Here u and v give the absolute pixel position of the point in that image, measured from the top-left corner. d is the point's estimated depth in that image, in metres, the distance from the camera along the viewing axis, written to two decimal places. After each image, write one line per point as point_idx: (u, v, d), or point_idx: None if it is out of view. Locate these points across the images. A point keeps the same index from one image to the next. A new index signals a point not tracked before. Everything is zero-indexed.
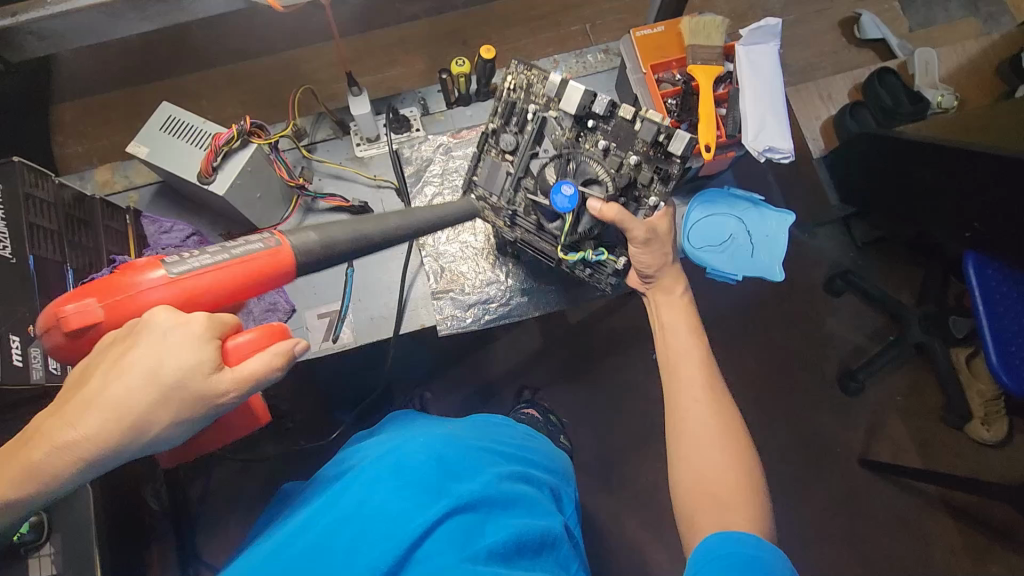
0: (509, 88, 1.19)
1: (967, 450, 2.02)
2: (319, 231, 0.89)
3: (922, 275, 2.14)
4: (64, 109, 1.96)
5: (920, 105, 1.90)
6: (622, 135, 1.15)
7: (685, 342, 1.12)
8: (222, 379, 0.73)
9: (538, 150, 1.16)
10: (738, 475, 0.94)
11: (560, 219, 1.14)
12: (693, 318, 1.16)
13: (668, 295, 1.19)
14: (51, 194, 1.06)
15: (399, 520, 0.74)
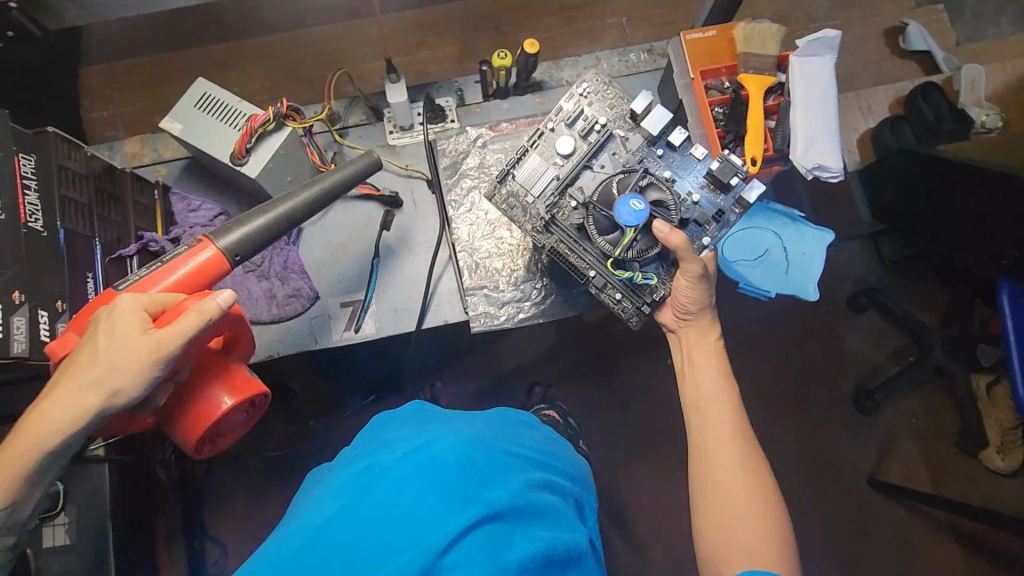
0: (579, 97, 1.19)
1: (979, 478, 1.99)
2: (239, 227, 1.00)
3: (948, 297, 2.09)
4: (92, 72, 1.95)
5: (963, 124, 1.84)
6: (686, 170, 1.15)
7: (715, 386, 1.12)
8: (153, 338, 0.85)
9: (594, 162, 1.16)
10: (758, 516, 0.95)
11: (616, 233, 1.11)
12: (720, 360, 1.17)
13: (699, 335, 1.20)
14: (83, 167, 1.05)
15: (432, 525, 0.75)
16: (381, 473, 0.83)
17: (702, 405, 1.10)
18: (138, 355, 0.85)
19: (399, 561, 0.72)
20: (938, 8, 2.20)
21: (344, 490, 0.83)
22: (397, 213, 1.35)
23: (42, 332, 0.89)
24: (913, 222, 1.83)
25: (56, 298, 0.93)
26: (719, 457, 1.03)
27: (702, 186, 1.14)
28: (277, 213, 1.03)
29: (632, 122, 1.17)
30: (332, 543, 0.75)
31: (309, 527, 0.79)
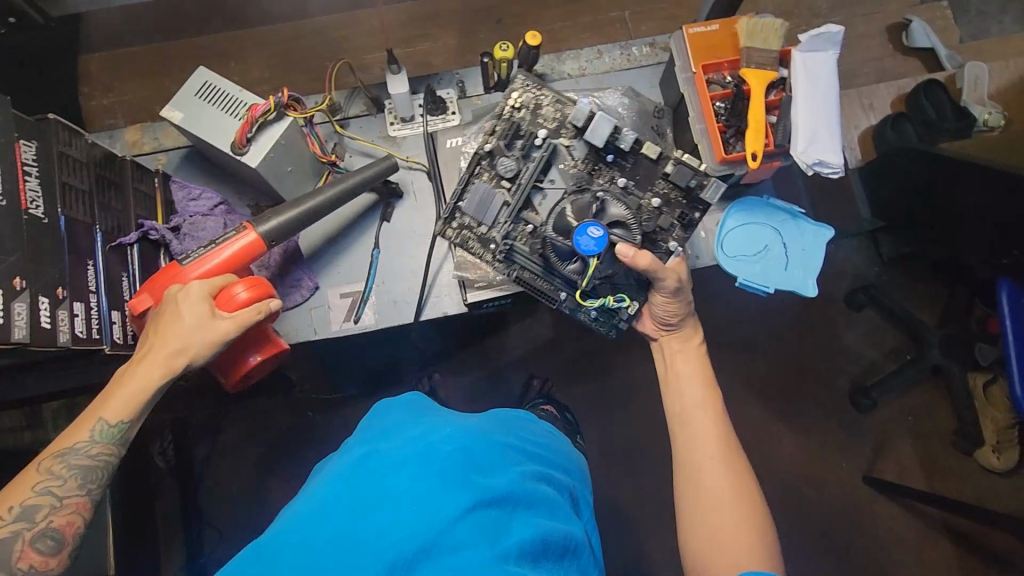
0: (512, 106, 1.18)
1: (974, 476, 2.01)
2: (276, 217, 1.15)
3: (946, 295, 2.09)
4: (92, 60, 1.94)
5: (964, 123, 1.84)
6: (641, 174, 1.17)
7: (699, 395, 1.14)
8: (224, 323, 1.04)
9: (544, 179, 1.17)
10: (743, 519, 0.98)
11: (578, 261, 1.12)
12: (703, 367, 1.20)
13: (682, 343, 1.23)
14: (83, 154, 1.05)
15: (431, 508, 0.77)
16: (381, 460, 0.84)
17: (688, 410, 1.12)
18: (211, 338, 1.03)
19: (399, 539, 0.73)
20: (942, 6, 2.19)
21: (341, 476, 0.84)
22: (397, 205, 1.35)
23: (43, 318, 0.89)
24: (914, 220, 1.83)
25: (56, 284, 0.93)
26: (705, 461, 1.05)
27: (661, 190, 1.16)
28: (307, 205, 1.17)
29: (572, 131, 1.17)
30: (329, 527, 0.76)
31: (306, 512, 0.80)
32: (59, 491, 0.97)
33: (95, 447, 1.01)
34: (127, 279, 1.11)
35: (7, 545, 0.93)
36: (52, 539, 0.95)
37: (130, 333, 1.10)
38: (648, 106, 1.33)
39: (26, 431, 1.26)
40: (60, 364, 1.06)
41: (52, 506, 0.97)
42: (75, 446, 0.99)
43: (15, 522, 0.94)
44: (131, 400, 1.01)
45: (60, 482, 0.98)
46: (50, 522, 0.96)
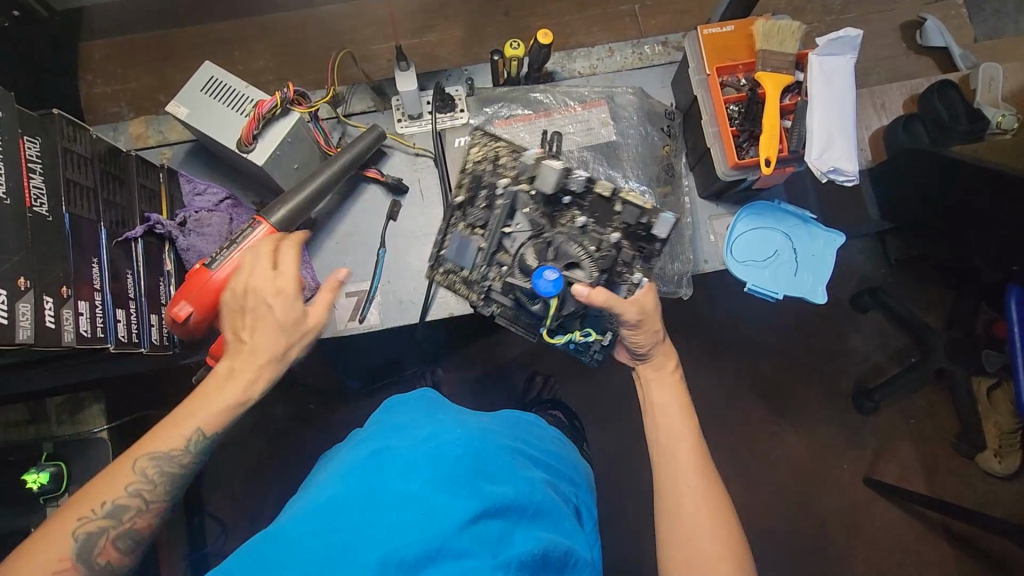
0: (475, 159, 1.16)
1: (974, 480, 2.01)
2: (286, 206, 1.15)
3: (952, 298, 2.07)
4: (96, 46, 1.91)
5: (978, 125, 1.81)
6: (600, 211, 1.13)
7: (677, 422, 1.10)
8: (314, 313, 1.06)
9: (510, 225, 1.12)
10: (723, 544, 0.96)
11: (543, 300, 1.10)
12: (681, 396, 1.14)
13: (658, 369, 1.18)
14: (88, 150, 1.04)
15: (440, 514, 0.77)
16: (391, 459, 0.85)
17: (669, 444, 1.07)
18: (306, 328, 1.05)
19: (408, 539, 0.74)
20: (957, 4, 2.16)
21: (351, 474, 0.85)
22: (403, 201, 1.34)
23: (48, 318, 0.88)
24: (924, 223, 1.81)
25: (61, 283, 0.91)
26: (688, 486, 1.01)
27: (618, 226, 1.12)
28: (315, 186, 1.17)
29: (529, 180, 1.12)
30: (339, 524, 0.76)
31: (316, 504, 0.81)
32: (147, 494, 0.91)
33: (187, 457, 0.95)
34: (132, 275, 1.10)
35: (91, 537, 0.86)
36: (131, 539, 0.90)
37: (134, 330, 1.07)
38: (658, 108, 1.34)
39: (29, 425, 1.24)
40: (65, 361, 1.05)
41: (138, 509, 0.91)
42: (168, 456, 0.93)
43: (101, 519, 0.87)
44: (226, 410, 0.98)
45: (150, 486, 0.92)
46: (133, 524, 0.90)
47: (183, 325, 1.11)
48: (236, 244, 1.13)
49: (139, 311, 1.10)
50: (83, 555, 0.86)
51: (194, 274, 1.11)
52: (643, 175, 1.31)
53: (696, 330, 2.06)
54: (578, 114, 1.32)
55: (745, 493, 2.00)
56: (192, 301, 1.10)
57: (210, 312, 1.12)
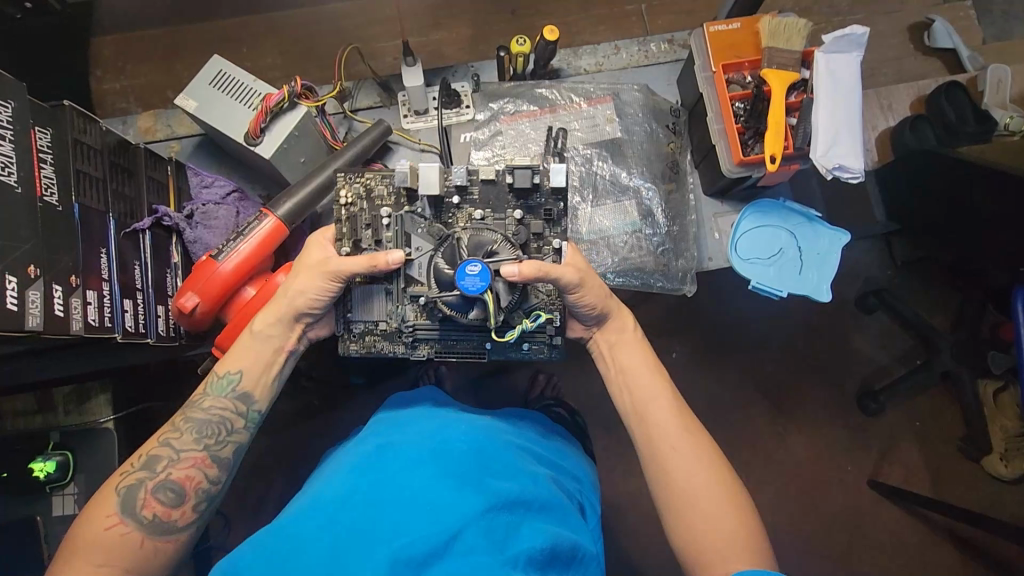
0: (345, 203, 1.11)
1: (980, 483, 1.99)
2: (291, 199, 1.15)
3: (959, 301, 2.06)
4: (106, 42, 1.93)
5: (986, 125, 1.79)
6: (491, 199, 1.11)
7: (648, 381, 1.08)
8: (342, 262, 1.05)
9: (411, 250, 1.09)
10: (723, 481, 0.97)
11: (476, 306, 1.03)
12: (647, 355, 1.13)
13: (619, 331, 1.15)
14: (97, 141, 1.05)
15: (445, 510, 0.77)
16: (394, 456, 0.86)
17: (645, 404, 1.06)
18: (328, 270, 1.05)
19: (415, 535, 0.74)
20: (965, 6, 2.15)
21: (356, 471, 0.85)
22: None
23: (55, 306, 0.89)
24: (931, 224, 1.80)
25: (69, 272, 0.92)
26: (675, 441, 1.01)
27: (514, 204, 1.11)
28: (320, 179, 1.17)
29: (409, 198, 1.10)
30: (346, 521, 0.76)
31: (319, 503, 0.81)
32: (178, 444, 0.97)
33: (208, 401, 1.01)
34: (139, 267, 1.11)
35: (132, 492, 0.92)
36: (172, 491, 0.93)
37: (141, 320, 1.08)
38: (664, 105, 1.34)
39: (37, 414, 1.25)
40: (73, 351, 1.07)
41: (169, 459, 0.95)
42: (194, 401, 1.01)
43: (139, 472, 0.94)
44: (247, 355, 1.05)
45: (178, 433, 0.98)
46: (169, 474, 0.94)
47: (191, 317, 1.12)
48: (243, 236, 1.13)
49: (146, 301, 1.11)
50: (128, 507, 0.91)
51: (199, 266, 1.12)
52: (647, 175, 1.33)
53: (700, 329, 2.06)
54: (583, 110, 1.33)
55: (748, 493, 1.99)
56: (197, 292, 1.10)
57: (216, 303, 1.13)
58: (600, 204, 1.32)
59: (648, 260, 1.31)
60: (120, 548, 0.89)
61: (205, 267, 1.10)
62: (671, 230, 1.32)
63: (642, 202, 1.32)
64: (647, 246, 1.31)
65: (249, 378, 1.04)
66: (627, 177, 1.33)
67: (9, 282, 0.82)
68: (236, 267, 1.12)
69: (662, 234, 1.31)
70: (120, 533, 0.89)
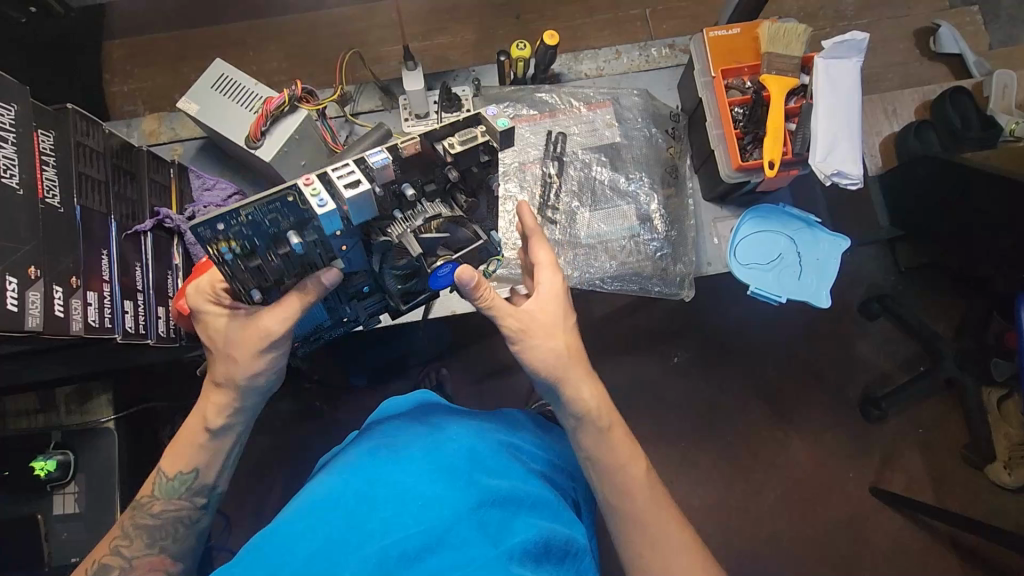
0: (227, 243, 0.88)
1: (983, 491, 1.98)
2: None
3: (963, 307, 2.05)
4: (115, 45, 1.95)
5: (991, 131, 1.78)
6: (418, 168, 0.94)
7: (640, 492, 0.99)
8: (270, 318, 1.01)
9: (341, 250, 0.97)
10: (697, 548, 0.96)
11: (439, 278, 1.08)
12: (616, 442, 1.02)
13: (576, 418, 1.01)
14: (100, 144, 1.06)
15: (436, 506, 0.77)
16: (388, 455, 0.86)
17: (624, 496, 0.98)
18: (260, 329, 1.01)
19: (405, 532, 0.74)
20: (971, 11, 2.13)
21: (352, 470, 0.85)
22: None
23: (56, 307, 0.90)
24: (935, 230, 1.79)
25: (70, 273, 0.93)
26: (670, 559, 0.94)
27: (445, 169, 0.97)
28: None
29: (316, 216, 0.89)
30: (337, 517, 0.77)
31: (314, 499, 0.81)
32: (128, 554, 0.96)
33: (158, 505, 1.01)
34: (140, 268, 1.12)
35: None
36: None
37: (142, 321, 1.09)
38: (664, 110, 1.34)
39: (39, 413, 1.25)
40: (73, 351, 1.08)
41: (122, 567, 0.95)
42: (140, 504, 1.01)
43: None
44: (189, 447, 1.03)
45: (127, 543, 0.97)
46: None
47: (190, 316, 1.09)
48: None
49: (146, 302, 1.12)
50: None
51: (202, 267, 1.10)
52: (646, 180, 1.32)
53: (702, 334, 2.05)
54: (583, 115, 1.33)
55: (749, 499, 1.98)
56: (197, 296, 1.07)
57: None
58: (597, 209, 1.31)
59: (646, 264, 1.29)
60: None
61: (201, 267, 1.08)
62: (670, 235, 1.30)
63: (640, 206, 1.31)
64: (645, 251, 1.30)
65: (205, 472, 1.03)
66: (625, 181, 1.32)
67: (10, 283, 0.83)
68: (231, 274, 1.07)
69: (661, 240, 1.30)
70: None
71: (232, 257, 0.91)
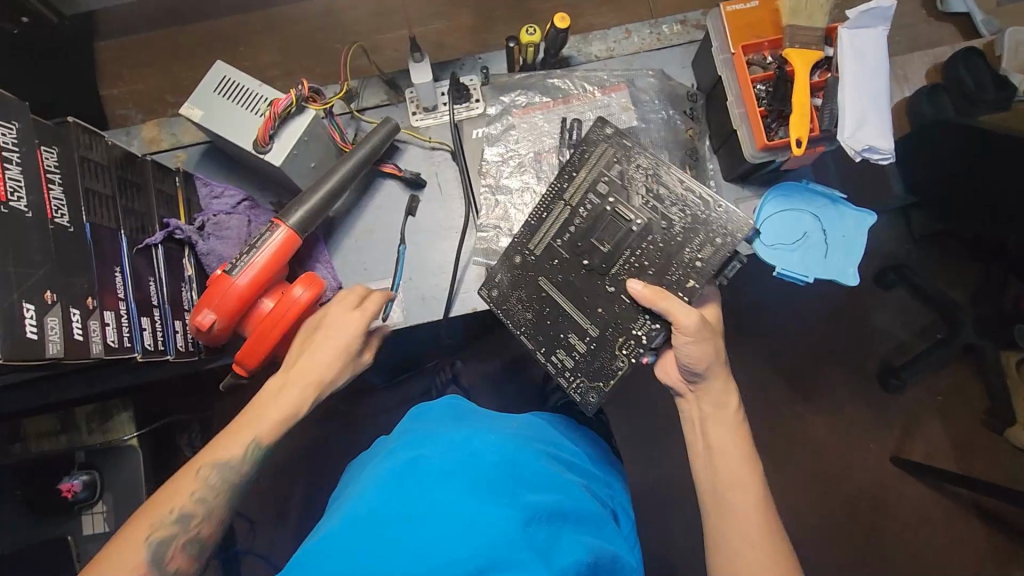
0: (569, 367, 1.13)
1: (1005, 454, 1.98)
2: (303, 209, 1.11)
3: (979, 272, 2.03)
4: (105, 48, 1.89)
5: (1005, 93, 1.71)
6: (674, 242, 1.11)
7: (740, 472, 1.02)
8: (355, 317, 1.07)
9: (597, 270, 1.13)
10: (782, 551, 0.96)
11: (607, 243, 1.13)
12: (740, 438, 1.06)
13: (718, 406, 1.09)
14: (104, 156, 1.02)
15: (480, 526, 0.75)
16: (423, 469, 0.84)
17: (732, 487, 1.00)
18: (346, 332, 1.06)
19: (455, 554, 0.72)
20: None
21: (388, 482, 0.84)
22: (420, 196, 1.28)
23: (75, 330, 0.87)
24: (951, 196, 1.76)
25: (86, 294, 0.91)
26: (755, 542, 0.96)
27: (694, 241, 1.10)
28: (336, 181, 1.14)
29: (642, 347, 1.11)
30: (383, 534, 0.75)
31: (353, 515, 0.79)
32: (213, 502, 0.94)
33: (247, 465, 0.97)
34: (154, 283, 1.09)
35: (161, 546, 0.88)
36: (198, 545, 0.92)
37: (160, 338, 1.07)
38: (679, 90, 1.31)
39: (60, 434, 1.23)
40: (92, 371, 1.05)
41: (202, 514, 0.93)
42: (228, 460, 0.96)
43: (170, 525, 0.89)
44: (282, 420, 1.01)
45: (213, 494, 0.94)
46: (198, 532, 0.92)
47: (212, 331, 1.09)
48: (255, 246, 1.09)
49: (163, 317, 1.09)
50: (154, 562, 0.87)
51: (215, 280, 1.08)
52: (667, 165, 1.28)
53: None
54: (596, 99, 1.29)
55: (770, 475, 1.98)
56: (216, 309, 1.07)
57: (234, 318, 1.09)
58: None
59: None
60: None
61: (228, 277, 1.06)
62: None
63: None
64: None
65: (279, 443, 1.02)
66: None
67: (27, 309, 0.80)
68: (252, 279, 1.08)
69: None
70: None
71: (580, 381, 1.13)
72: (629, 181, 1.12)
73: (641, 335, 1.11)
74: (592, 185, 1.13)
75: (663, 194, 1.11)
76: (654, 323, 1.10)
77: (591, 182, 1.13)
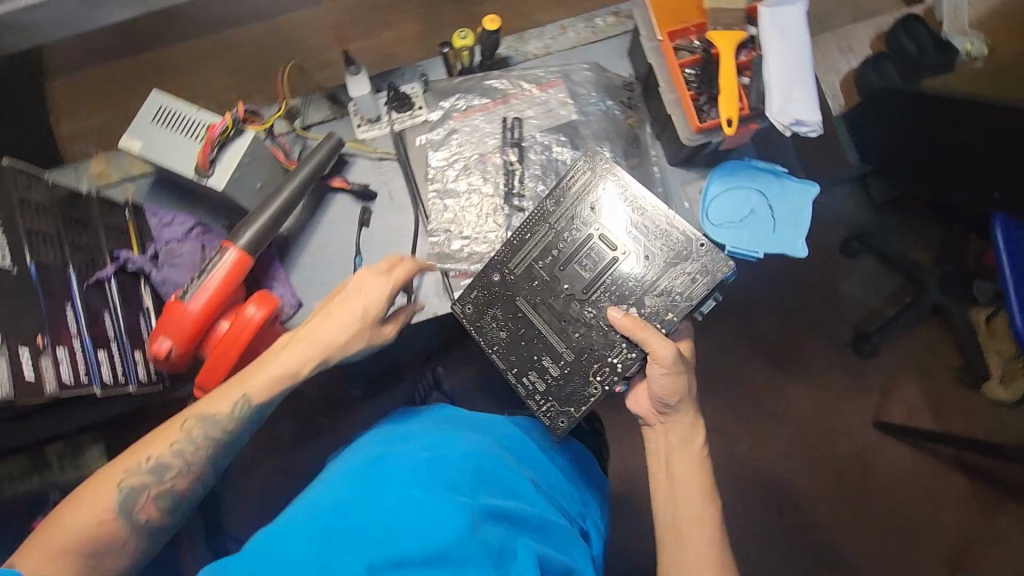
0: (540, 390, 1.15)
1: (983, 409, 2.01)
2: (251, 231, 1.12)
3: (941, 233, 2.06)
4: (57, 86, 1.89)
5: (946, 56, 1.71)
6: (651, 277, 1.14)
7: (698, 507, 1.06)
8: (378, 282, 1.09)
9: (575, 296, 1.15)
10: None
11: (590, 270, 1.15)
12: (705, 476, 1.10)
13: (685, 440, 1.14)
14: (44, 196, 1.03)
15: (436, 520, 0.77)
16: (394, 465, 0.87)
17: (690, 522, 1.05)
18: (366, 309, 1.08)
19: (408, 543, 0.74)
20: None
21: (357, 477, 0.85)
22: (372, 207, 1.29)
23: (26, 370, 0.88)
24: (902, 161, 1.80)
25: (35, 333, 0.91)
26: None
27: (670, 278, 1.13)
28: (283, 198, 1.15)
29: (620, 375, 1.13)
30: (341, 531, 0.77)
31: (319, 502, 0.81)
32: (188, 455, 1.01)
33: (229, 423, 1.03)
34: (110, 316, 1.10)
35: (134, 493, 0.96)
36: (169, 498, 0.99)
37: (119, 370, 1.08)
38: (616, 81, 1.33)
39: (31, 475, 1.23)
40: (55, 408, 1.06)
41: (177, 468, 1.00)
42: (213, 416, 1.02)
43: (144, 474, 0.97)
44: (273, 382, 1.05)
45: (190, 447, 1.01)
46: (172, 484, 0.99)
47: (170, 358, 1.10)
48: (205, 271, 1.10)
49: (122, 350, 1.10)
50: (124, 506, 0.95)
51: (168, 308, 1.09)
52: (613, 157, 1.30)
53: None
54: (535, 97, 1.32)
55: (756, 450, 2.01)
56: (172, 338, 1.08)
57: (191, 344, 1.10)
58: None
59: None
60: (110, 539, 0.93)
61: (179, 304, 1.07)
62: None
63: None
64: None
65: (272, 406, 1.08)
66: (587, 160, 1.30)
67: None
68: (205, 304, 1.09)
69: None
70: (110, 528, 0.93)
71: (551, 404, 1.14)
72: (616, 210, 1.16)
73: (617, 363, 1.13)
74: (577, 212, 1.16)
75: (647, 224, 1.15)
76: (631, 351, 1.12)
77: (577, 208, 1.16)
